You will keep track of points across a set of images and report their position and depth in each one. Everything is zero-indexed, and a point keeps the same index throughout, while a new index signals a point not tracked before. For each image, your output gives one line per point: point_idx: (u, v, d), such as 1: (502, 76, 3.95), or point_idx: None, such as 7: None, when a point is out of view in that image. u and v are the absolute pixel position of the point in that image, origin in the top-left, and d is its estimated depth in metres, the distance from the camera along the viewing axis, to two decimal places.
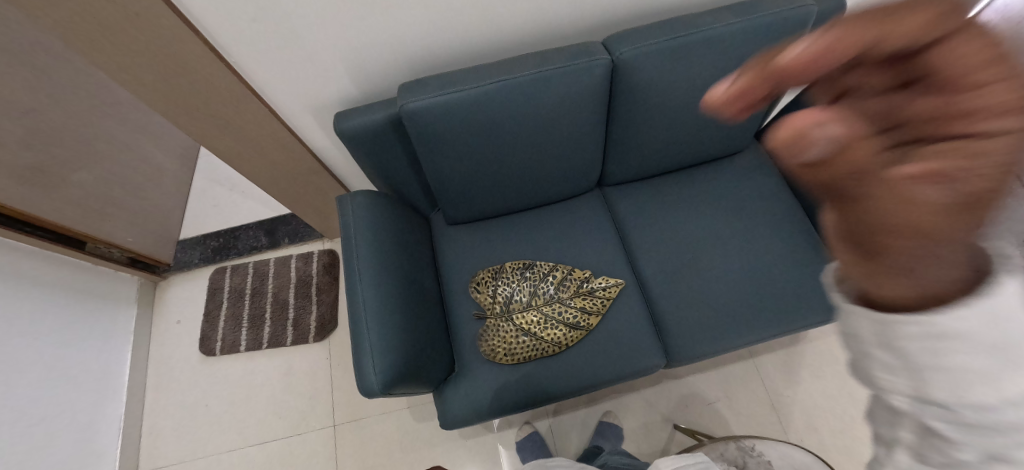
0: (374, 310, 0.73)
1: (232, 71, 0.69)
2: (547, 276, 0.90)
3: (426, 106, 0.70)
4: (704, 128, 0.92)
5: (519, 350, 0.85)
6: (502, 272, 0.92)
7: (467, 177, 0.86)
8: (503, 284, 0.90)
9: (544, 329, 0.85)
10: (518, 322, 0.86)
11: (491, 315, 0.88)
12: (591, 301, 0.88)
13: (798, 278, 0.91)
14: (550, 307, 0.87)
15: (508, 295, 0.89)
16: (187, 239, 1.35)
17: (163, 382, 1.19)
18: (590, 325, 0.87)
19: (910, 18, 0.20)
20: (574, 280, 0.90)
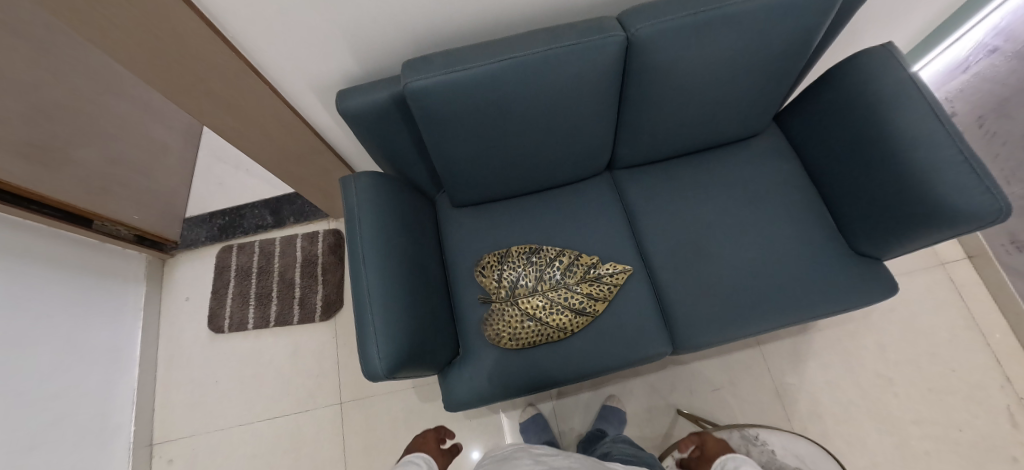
0: (377, 295, 0.73)
1: (232, 50, 0.66)
2: (554, 262, 0.89)
3: (431, 85, 0.67)
4: (720, 110, 0.88)
5: (524, 336, 0.84)
6: (508, 256, 0.91)
7: (472, 158, 0.84)
8: (509, 268, 0.89)
9: (549, 315, 0.84)
10: (523, 307, 0.85)
11: (496, 300, 0.87)
12: (598, 288, 0.87)
13: (811, 266, 0.89)
14: (556, 293, 0.85)
15: (514, 280, 0.87)
16: (193, 218, 1.35)
17: (174, 358, 1.22)
18: (596, 311, 0.86)
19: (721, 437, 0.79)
20: (580, 266, 0.88)
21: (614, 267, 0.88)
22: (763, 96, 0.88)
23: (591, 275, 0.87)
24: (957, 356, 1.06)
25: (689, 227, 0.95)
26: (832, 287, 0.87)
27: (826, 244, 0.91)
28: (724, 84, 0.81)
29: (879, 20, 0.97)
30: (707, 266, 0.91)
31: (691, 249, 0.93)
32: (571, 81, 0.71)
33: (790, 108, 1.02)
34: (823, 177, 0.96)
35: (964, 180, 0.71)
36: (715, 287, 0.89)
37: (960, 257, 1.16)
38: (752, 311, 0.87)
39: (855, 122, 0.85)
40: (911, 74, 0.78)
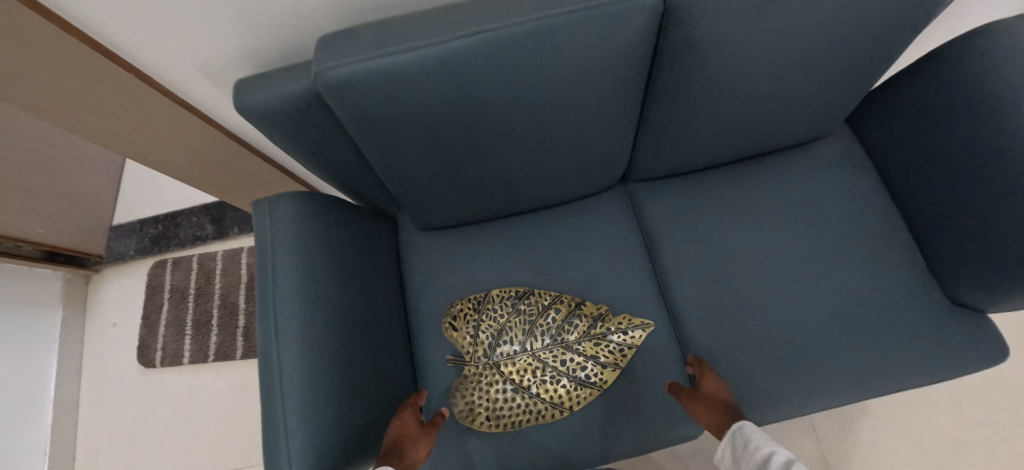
0: (293, 380, 0.51)
1: (50, 20, 0.43)
2: (548, 312, 0.68)
3: (352, 73, 0.42)
4: (783, 106, 0.63)
5: (505, 413, 0.65)
6: (487, 303, 0.70)
7: (434, 174, 0.61)
8: (488, 320, 0.68)
9: (540, 386, 0.65)
10: (506, 375, 0.65)
11: (470, 362, 0.67)
12: (607, 350, 0.66)
13: (888, 324, 0.67)
14: (549, 355, 0.66)
15: (494, 337, 0.67)
16: (120, 226, 1.13)
17: (99, 396, 1.03)
18: (603, 383, 0.65)
19: (715, 381, 0.60)
20: (584, 319, 0.67)
21: (628, 322, 0.67)
22: (849, 88, 0.62)
23: (597, 332, 0.66)
24: None
25: (726, 263, 0.73)
26: (916, 352, 0.65)
27: (911, 290, 0.69)
28: (797, 71, 0.56)
29: None
30: (748, 318, 0.69)
31: (728, 293, 0.71)
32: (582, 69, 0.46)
33: (868, 100, 0.76)
34: (906, 198, 0.72)
35: None
36: (759, 346, 0.68)
37: None
38: (807, 382, 0.66)
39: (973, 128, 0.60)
40: None
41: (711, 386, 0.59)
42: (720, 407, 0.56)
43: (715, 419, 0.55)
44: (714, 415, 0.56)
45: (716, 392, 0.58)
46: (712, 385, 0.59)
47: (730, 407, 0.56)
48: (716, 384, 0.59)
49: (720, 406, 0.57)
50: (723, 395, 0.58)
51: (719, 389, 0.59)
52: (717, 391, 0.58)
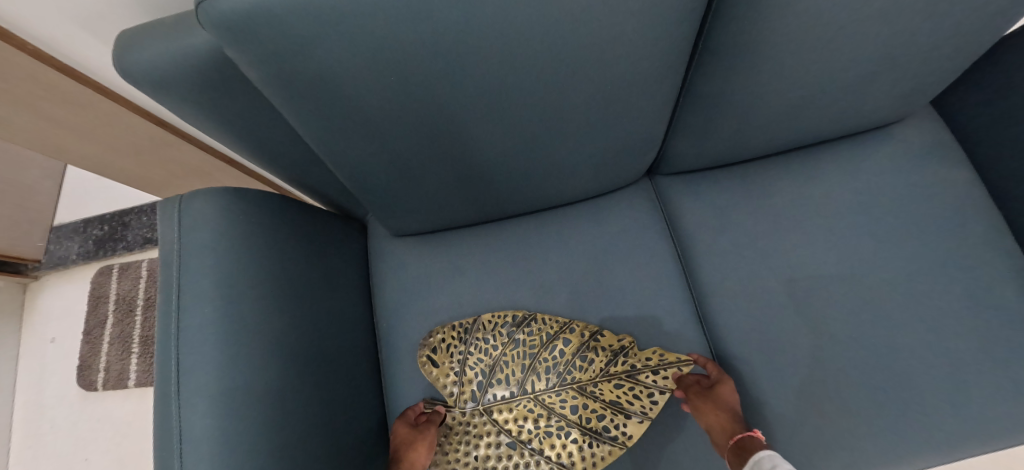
0: (197, 457, 0.35)
1: None
2: (552, 344, 0.55)
3: (251, 3, 0.26)
4: (877, 75, 0.47)
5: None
6: (477, 332, 0.57)
7: (407, 168, 0.46)
8: (477, 354, 0.56)
9: (542, 439, 0.53)
10: (502, 424, 0.54)
11: (456, 408, 0.55)
12: (632, 395, 0.51)
13: (1003, 362, 0.51)
14: (554, 399, 0.53)
15: (486, 375, 0.55)
16: (61, 226, 0.98)
17: (37, 421, 0.90)
18: (628, 440, 0.50)
19: (726, 382, 0.50)
20: (600, 355, 0.54)
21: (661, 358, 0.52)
22: (975, 48, 0.46)
23: (617, 371, 0.52)
24: None
25: (781, 279, 0.57)
26: None
27: None
28: (913, 22, 0.40)
29: None
30: (810, 351, 0.55)
31: (782, 318, 0.56)
32: (625, 6, 0.30)
33: (966, 70, 0.60)
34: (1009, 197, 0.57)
35: None
36: (824, 385, 0.54)
37: None
38: (884, 431, 0.52)
39: None
40: None
41: (721, 387, 0.50)
42: (729, 414, 0.48)
43: (721, 425, 0.47)
44: (723, 420, 0.47)
45: (726, 395, 0.49)
46: (723, 386, 0.50)
47: (739, 414, 0.48)
48: (727, 386, 0.50)
49: (730, 413, 0.48)
50: (733, 400, 0.49)
51: (728, 392, 0.50)
52: (728, 395, 0.49)
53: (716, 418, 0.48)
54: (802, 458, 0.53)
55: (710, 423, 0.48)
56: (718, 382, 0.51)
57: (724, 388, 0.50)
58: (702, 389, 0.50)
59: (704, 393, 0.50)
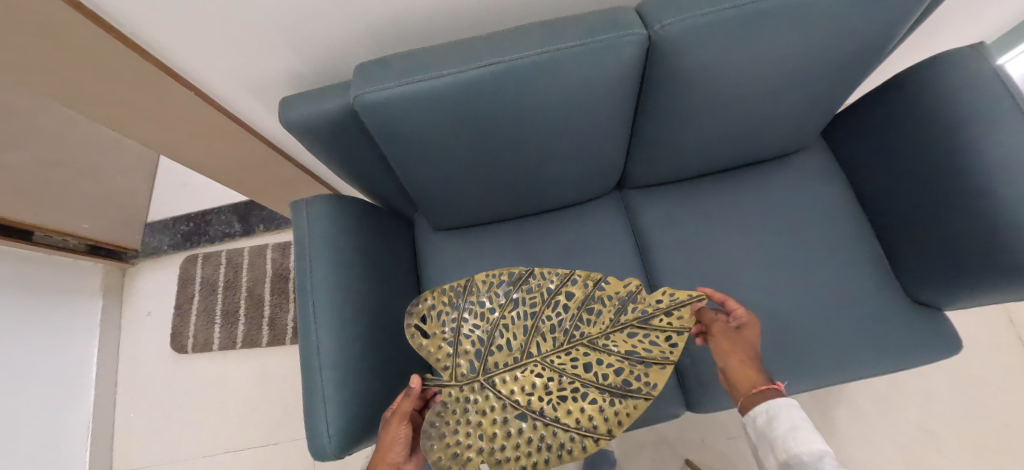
0: (329, 352, 0.60)
1: (134, 48, 0.52)
2: (556, 298, 0.61)
3: (388, 99, 0.51)
4: (762, 123, 0.71)
5: (510, 447, 0.53)
6: (473, 297, 0.62)
7: (450, 183, 0.70)
8: (470, 319, 0.61)
9: (558, 400, 0.55)
10: (511, 387, 0.57)
11: (453, 382, 0.57)
12: (647, 342, 0.56)
13: (861, 319, 0.74)
14: (564, 356, 0.57)
15: (485, 339, 0.59)
16: (155, 222, 1.23)
17: (133, 379, 1.12)
18: (653, 390, 0.53)
19: (752, 328, 0.58)
20: (610, 302, 0.59)
21: (671, 297, 0.57)
22: (819, 107, 0.70)
23: (628, 321, 0.57)
24: None
25: (712, 262, 0.80)
26: (886, 343, 0.72)
27: (881, 289, 0.76)
28: (770, 93, 0.64)
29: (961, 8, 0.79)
30: None
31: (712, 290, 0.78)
32: (579, 95, 0.56)
33: (840, 117, 0.85)
34: (875, 204, 0.80)
35: None
36: None
37: None
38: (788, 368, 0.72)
39: (929, 142, 0.68)
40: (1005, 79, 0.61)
41: (745, 330, 0.58)
42: (752, 358, 0.56)
43: (740, 364, 0.56)
44: (743, 361, 0.56)
45: (749, 338, 0.58)
46: (746, 331, 0.58)
47: (756, 359, 0.56)
48: (753, 331, 0.58)
49: (751, 358, 0.56)
50: (753, 343, 0.58)
51: (752, 335, 0.58)
52: (750, 337, 0.58)
53: (737, 359, 0.56)
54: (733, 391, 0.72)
55: (729, 364, 0.56)
56: (746, 326, 0.58)
57: (748, 332, 0.58)
58: (729, 331, 0.59)
59: (731, 335, 0.58)
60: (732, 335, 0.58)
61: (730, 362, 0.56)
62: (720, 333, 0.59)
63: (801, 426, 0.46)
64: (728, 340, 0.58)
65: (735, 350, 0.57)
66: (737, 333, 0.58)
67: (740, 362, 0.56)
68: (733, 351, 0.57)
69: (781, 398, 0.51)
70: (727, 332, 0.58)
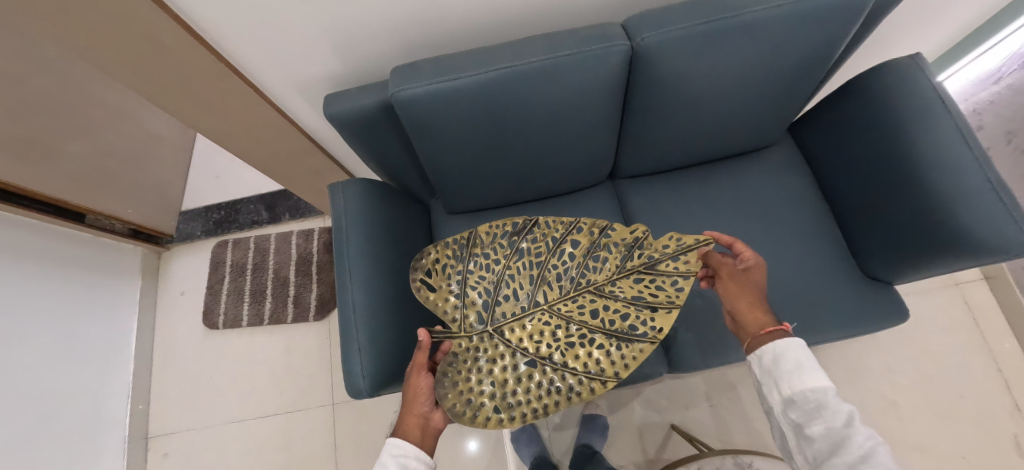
0: (362, 309, 0.71)
1: (211, 51, 0.64)
2: (562, 248, 0.71)
3: (420, 96, 0.63)
4: (732, 121, 0.83)
5: (521, 392, 0.62)
6: (479, 251, 0.73)
7: (466, 169, 0.81)
8: (473, 272, 0.72)
9: (566, 342, 0.65)
10: (521, 332, 0.67)
11: (461, 334, 0.68)
12: (653, 286, 0.64)
13: (819, 291, 0.85)
14: (568, 303, 0.68)
15: (494, 289, 0.70)
16: (189, 211, 1.36)
17: (169, 352, 1.24)
18: (659, 333, 0.61)
19: (757, 270, 0.64)
20: (616, 248, 0.68)
21: (678, 242, 0.64)
22: (778, 107, 0.82)
23: (633, 267, 0.66)
24: (969, 382, 1.06)
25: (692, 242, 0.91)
26: (843, 312, 0.83)
27: (836, 266, 0.87)
28: (735, 96, 0.76)
29: (907, 21, 0.91)
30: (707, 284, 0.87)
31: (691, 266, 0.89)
32: (574, 95, 0.68)
33: (807, 116, 0.96)
34: (835, 192, 0.91)
35: (995, 210, 0.66)
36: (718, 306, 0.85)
37: (976, 277, 1.14)
38: None
39: (873, 138, 0.80)
40: (938, 85, 0.73)
41: (750, 272, 0.64)
42: (757, 299, 0.63)
43: (747, 303, 0.63)
44: (747, 299, 0.63)
45: (755, 280, 0.64)
46: (752, 273, 0.64)
47: (761, 299, 0.63)
48: (757, 273, 0.64)
49: (757, 298, 0.63)
50: (756, 283, 0.64)
51: (756, 276, 0.64)
52: (755, 278, 0.64)
53: (745, 300, 0.63)
54: (708, 353, 0.82)
55: (739, 303, 0.63)
56: (751, 268, 0.64)
57: (753, 273, 0.64)
58: (737, 273, 0.65)
59: (739, 278, 0.64)
60: (739, 276, 0.64)
61: (740, 302, 0.63)
62: (729, 276, 0.65)
63: (804, 362, 0.54)
64: (737, 282, 0.64)
65: (743, 291, 0.64)
66: (743, 275, 0.65)
67: (747, 302, 0.63)
68: (741, 293, 0.64)
69: (789, 337, 0.57)
70: (736, 274, 0.65)
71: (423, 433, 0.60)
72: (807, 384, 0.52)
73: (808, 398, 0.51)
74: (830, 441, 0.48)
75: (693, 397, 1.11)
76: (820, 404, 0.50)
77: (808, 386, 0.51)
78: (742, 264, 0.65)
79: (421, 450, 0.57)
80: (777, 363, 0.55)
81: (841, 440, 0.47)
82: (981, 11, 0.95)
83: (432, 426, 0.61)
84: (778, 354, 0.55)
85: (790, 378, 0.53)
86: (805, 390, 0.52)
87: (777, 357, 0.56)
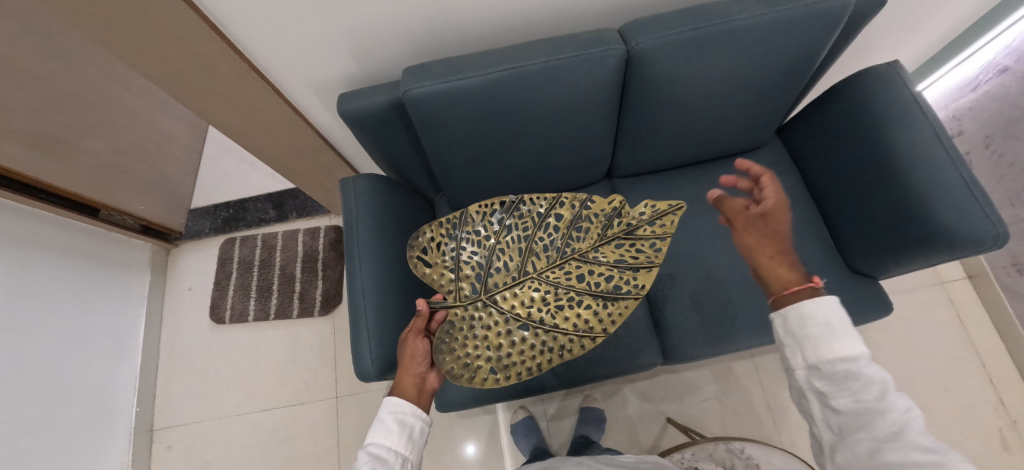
0: (372, 297, 0.75)
1: (236, 52, 0.69)
2: (548, 221, 0.74)
3: (430, 94, 0.67)
4: (722, 124, 0.88)
5: (515, 353, 0.67)
6: (470, 227, 0.76)
7: (471, 165, 0.85)
8: (465, 247, 0.75)
9: (556, 305, 0.70)
10: (512, 300, 0.72)
11: (457, 304, 0.71)
12: (634, 249, 0.70)
13: None
14: (555, 270, 0.72)
15: (486, 261, 0.74)
16: (198, 209, 1.40)
17: (176, 345, 1.27)
18: (641, 290, 0.67)
19: (778, 212, 0.59)
20: (597, 219, 0.73)
21: (652, 209, 0.70)
22: (764, 111, 0.87)
23: (615, 233, 0.71)
24: (951, 376, 1.10)
25: (686, 237, 0.95)
26: None
27: (822, 261, 0.91)
28: (724, 99, 0.81)
29: (883, 33, 0.97)
30: (701, 278, 0.91)
31: (685, 261, 0.93)
32: (573, 96, 0.73)
33: (794, 120, 1.01)
34: (821, 191, 0.96)
35: (968, 205, 0.70)
36: (710, 299, 0.89)
37: (959, 277, 1.19)
38: (746, 325, 0.86)
39: (855, 140, 0.85)
40: (915, 91, 0.78)
41: (767, 215, 0.59)
42: (775, 247, 0.60)
43: (767, 247, 0.60)
44: (762, 244, 0.60)
45: (775, 222, 0.59)
46: (768, 215, 0.59)
47: (780, 244, 0.60)
48: (777, 216, 0.59)
49: (774, 245, 0.60)
50: (777, 226, 0.59)
51: (777, 218, 0.59)
52: (775, 219, 0.59)
53: (760, 247, 0.60)
54: (701, 343, 0.86)
55: (756, 249, 0.60)
56: (773, 209, 0.58)
57: (768, 217, 0.59)
58: (756, 218, 0.60)
59: (761, 222, 0.60)
60: (758, 220, 0.60)
61: (756, 248, 0.61)
62: (750, 219, 0.61)
63: (840, 330, 0.48)
64: (750, 229, 0.61)
65: (760, 238, 0.61)
66: (760, 221, 0.60)
67: (762, 249, 0.60)
68: (756, 240, 0.61)
69: (817, 296, 0.51)
70: (756, 218, 0.60)
71: (420, 393, 0.61)
72: (840, 353, 0.46)
73: (839, 367, 0.46)
74: (860, 415, 0.44)
75: (688, 391, 1.15)
76: (853, 374, 0.45)
77: (840, 356, 0.46)
78: (763, 208, 0.59)
79: (419, 408, 0.59)
80: (807, 329, 0.49)
81: (873, 414, 0.43)
82: (952, 24, 1.02)
83: (428, 386, 0.63)
84: (811, 316, 0.50)
85: (821, 345, 0.48)
86: (839, 359, 0.46)
87: (813, 320, 0.49)
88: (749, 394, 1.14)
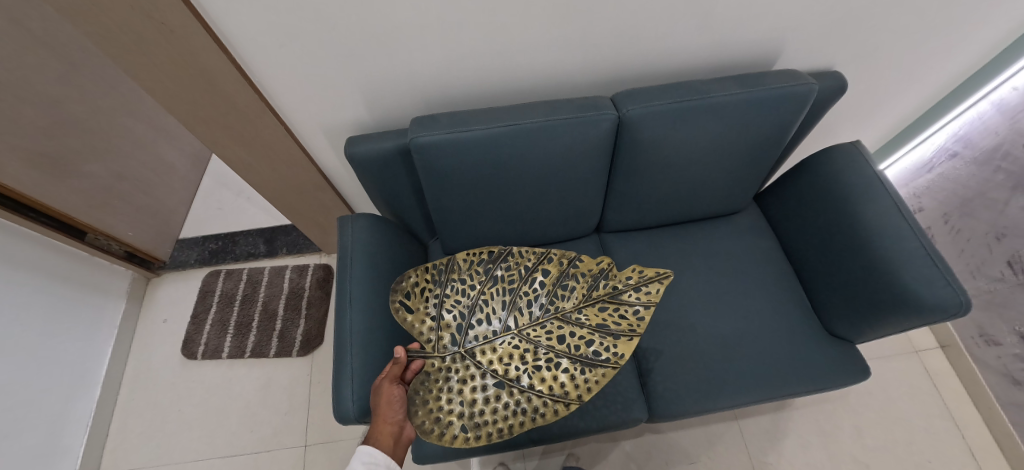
0: (359, 337, 0.74)
1: (258, 94, 0.74)
2: (535, 276, 0.77)
3: (435, 143, 0.72)
4: (704, 188, 0.95)
5: (488, 412, 0.65)
6: (458, 273, 0.78)
7: (468, 212, 0.88)
8: (451, 296, 0.76)
9: (534, 366, 0.69)
10: (492, 357, 0.71)
11: (435, 354, 0.71)
12: (617, 315, 0.70)
13: (786, 344, 0.91)
14: (537, 328, 0.73)
15: (469, 313, 0.75)
16: (186, 240, 1.40)
17: (141, 379, 1.21)
18: (620, 359, 0.66)
19: None
20: (583, 279, 0.75)
21: (639, 275, 0.72)
22: (741, 179, 0.95)
23: (600, 297, 0.72)
24: (933, 447, 1.10)
25: (670, 293, 0.98)
26: (810, 366, 0.88)
27: (801, 324, 0.94)
28: (705, 166, 0.88)
29: (839, 118, 1.09)
30: (686, 333, 0.93)
31: (670, 316, 0.95)
32: (567, 155, 0.78)
33: (770, 188, 1.09)
34: (798, 256, 1.01)
35: (930, 274, 0.74)
36: (693, 356, 0.90)
37: (933, 346, 1.23)
38: (729, 384, 0.86)
39: (824, 211, 0.92)
40: (878, 170, 0.86)
41: None
42: None
43: None
44: None
45: None
46: None
47: None
48: None
49: None
50: None
51: None
52: None
53: None
54: (686, 399, 0.86)
55: None
56: None
57: None
58: None
59: None
60: None
61: None
62: None
63: None
64: None
65: None
66: None
67: None
68: None
69: None
70: None
71: (396, 442, 0.61)
72: None
73: None
74: None
75: (675, 454, 1.12)
76: None
77: None
78: None
79: (393, 460, 0.58)
80: None
81: None
82: (900, 115, 1.15)
83: (405, 435, 0.63)
84: None
85: None
86: None
87: None
88: (735, 459, 1.11)
